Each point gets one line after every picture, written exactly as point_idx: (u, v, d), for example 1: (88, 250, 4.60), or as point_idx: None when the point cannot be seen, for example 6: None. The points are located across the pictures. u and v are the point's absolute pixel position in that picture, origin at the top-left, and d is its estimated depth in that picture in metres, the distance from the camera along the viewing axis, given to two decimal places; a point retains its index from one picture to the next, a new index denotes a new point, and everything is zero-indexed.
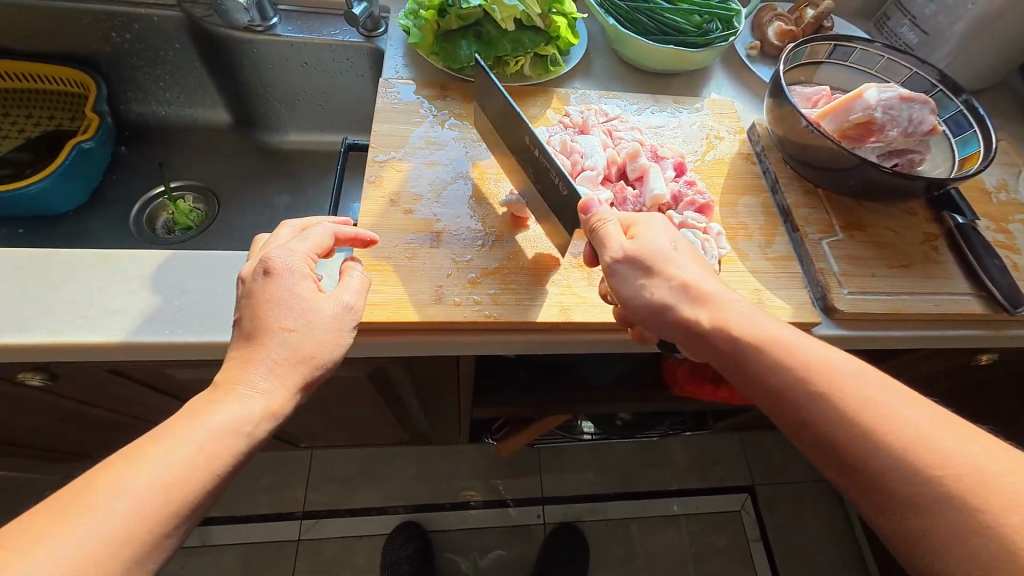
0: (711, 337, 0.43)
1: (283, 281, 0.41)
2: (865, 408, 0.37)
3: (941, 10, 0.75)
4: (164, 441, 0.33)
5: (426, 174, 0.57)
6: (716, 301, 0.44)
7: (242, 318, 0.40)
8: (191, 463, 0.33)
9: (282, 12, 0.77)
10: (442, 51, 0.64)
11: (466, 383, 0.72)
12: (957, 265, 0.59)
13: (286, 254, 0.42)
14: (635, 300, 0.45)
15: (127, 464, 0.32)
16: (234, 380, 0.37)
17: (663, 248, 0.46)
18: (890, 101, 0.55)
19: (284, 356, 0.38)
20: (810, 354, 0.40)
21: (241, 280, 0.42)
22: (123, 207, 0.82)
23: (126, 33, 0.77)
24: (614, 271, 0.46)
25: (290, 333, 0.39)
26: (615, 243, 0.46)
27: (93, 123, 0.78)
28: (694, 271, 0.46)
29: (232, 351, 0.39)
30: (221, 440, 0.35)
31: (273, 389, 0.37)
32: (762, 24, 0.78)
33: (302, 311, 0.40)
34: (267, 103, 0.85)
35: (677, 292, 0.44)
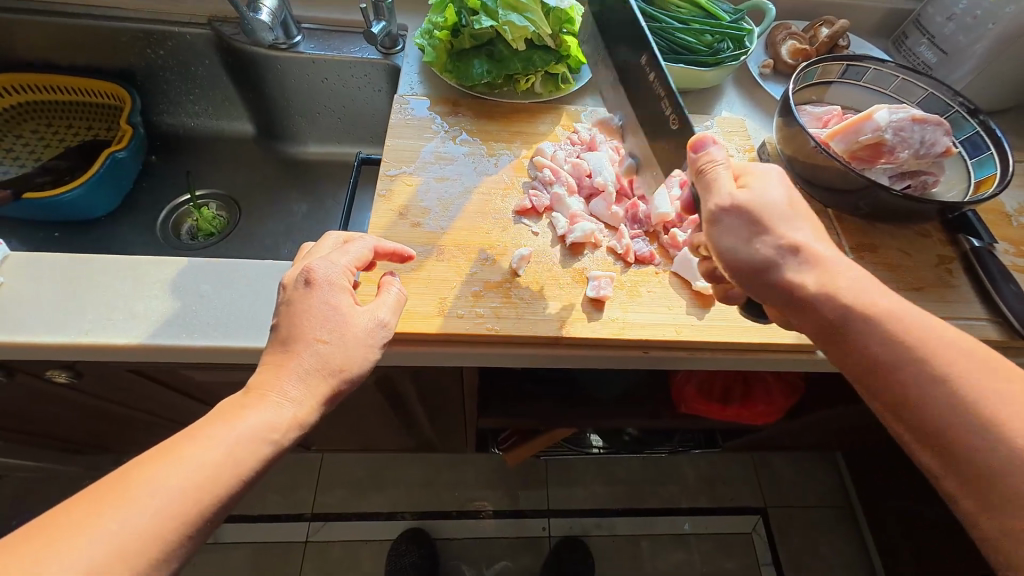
0: (822, 299, 0.41)
1: (321, 292, 0.42)
2: (955, 373, 0.37)
3: (960, 30, 0.74)
4: (200, 439, 0.35)
5: (435, 189, 0.59)
6: (828, 266, 0.41)
7: (278, 323, 0.41)
8: (219, 465, 0.35)
9: (305, 30, 0.81)
10: (455, 69, 0.66)
11: (471, 393, 0.73)
12: (972, 289, 0.58)
13: (328, 266, 0.43)
14: (736, 254, 0.42)
15: (161, 462, 0.34)
16: (267, 389, 0.38)
17: (777, 203, 0.42)
18: (901, 122, 0.54)
19: (315, 368, 0.39)
20: (914, 320, 0.39)
21: (284, 285, 0.43)
22: (151, 213, 0.86)
23: (160, 50, 0.81)
24: (719, 218, 0.42)
25: (324, 344, 0.40)
26: (723, 187, 0.42)
27: (127, 134, 0.82)
28: (806, 230, 0.42)
29: (266, 357, 0.41)
30: (247, 445, 0.36)
31: (302, 399, 0.39)
32: (775, 43, 0.78)
33: (337, 323, 0.41)
34: (290, 115, 0.88)
35: (786, 249, 0.41)
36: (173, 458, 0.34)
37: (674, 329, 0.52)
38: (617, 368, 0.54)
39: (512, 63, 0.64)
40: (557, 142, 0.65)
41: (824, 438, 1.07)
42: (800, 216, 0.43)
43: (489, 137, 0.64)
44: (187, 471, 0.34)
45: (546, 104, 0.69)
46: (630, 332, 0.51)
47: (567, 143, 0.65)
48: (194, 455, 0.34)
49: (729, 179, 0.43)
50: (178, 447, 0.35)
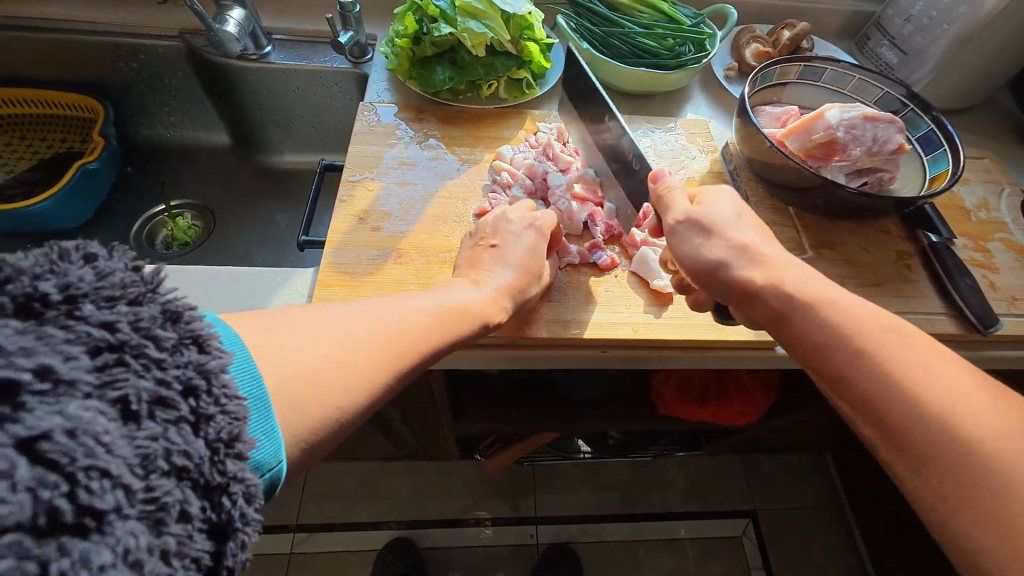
0: (763, 296, 0.44)
1: (533, 233, 0.52)
2: (899, 363, 0.37)
3: (918, 31, 0.75)
4: (425, 292, 0.45)
5: (396, 194, 0.59)
6: (772, 263, 0.45)
7: (495, 239, 0.52)
8: (427, 317, 0.42)
9: (277, 41, 0.82)
10: (418, 76, 0.67)
11: (444, 398, 0.73)
12: (930, 285, 0.58)
13: (545, 218, 0.54)
14: (692, 258, 0.47)
15: (391, 298, 0.42)
16: (483, 271, 0.49)
17: (726, 215, 0.48)
18: (853, 120, 0.56)
19: (518, 282, 0.49)
20: (859, 312, 0.40)
21: (502, 217, 0.53)
22: (125, 224, 0.86)
23: (133, 63, 0.82)
24: (675, 232, 0.49)
25: (529, 267, 0.50)
26: (679, 206, 0.49)
27: (98, 145, 0.82)
28: (757, 237, 0.47)
29: (478, 257, 0.51)
30: (452, 314, 0.43)
31: (499, 303, 0.47)
32: (739, 46, 0.79)
33: (538, 257, 0.51)
34: (264, 125, 0.89)
35: (735, 252, 0.46)
36: (387, 302, 0.41)
37: (631, 328, 0.52)
38: (578, 368, 0.55)
39: (474, 69, 0.65)
40: (518, 146, 0.66)
41: (808, 439, 1.07)
42: (753, 226, 0.48)
43: (452, 142, 0.65)
44: (404, 319, 0.40)
45: (510, 109, 0.69)
46: (587, 331, 0.51)
47: (527, 146, 0.66)
48: (414, 308, 0.42)
49: (684, 200, 0.49)
50: (394, 300, 0.42)
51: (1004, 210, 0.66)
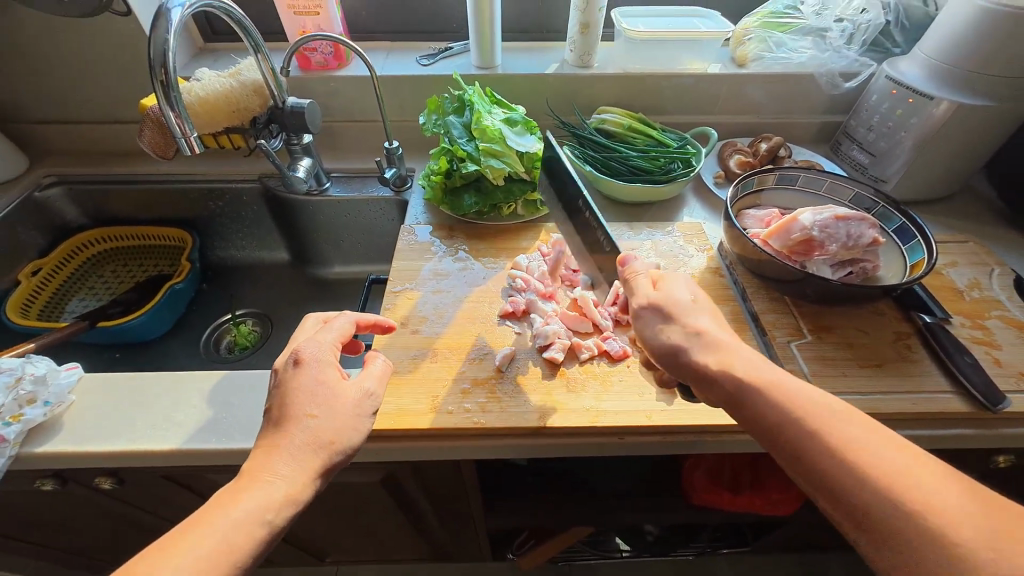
0: (719, 381, 0.46)
1: (310, 371, 0.49)
2: (834, 432, 0.40)
3: (881, 137, 0.86)
4: (301, 411, 0.47)
5: (432, 300, 0.69)
6: (728, 351, 0.46)
7: (273, 406, 0.48)
8: (275, 489, 0.42)
9: (334, 177, 0.99)
10: (449, 202, 0.80)
11: (475, 489, 0.76)
12: (932, 363, 0.61)
13: (316, 347, 0.52)
14: (653, 343, 0.50)
15: (268, 459, 0.44)
16: (330, 399, 0.48)
17: (684, 301, 0.50)
18: (825, 221, 0.63)
19: (307, 442, 0.45)
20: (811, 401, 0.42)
21: (277, 371, 0.51)
22: (198, 332, 0.99)
23: (219, 201, 1.01)
24: (639, 316, 0.51)
25: (314, 418, 0.46)
26: (640, 292, 0.52)
27: (186, 269, 0.98)
28: (712, 323, 0.49)
29: (260, 440, 0.46)
30: (307, 457, 0.44)
31: (293, 475, 0.43)
32: (724, 158, 0.92)
33: (328, 397, 0.48)
34: (319, 244, 1.05)
35: (690, 337, 0.48)
36: (238, 503, 0.40)
37: (645, 415, 0.56)
38: (599, 455, 0.58)
39: (495, 194, 0.78)
40: (533, 254, 0.76)
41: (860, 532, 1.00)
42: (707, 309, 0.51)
43: (478, 254, 0.76)
44: (247, 514, 0.40)
45: (527, 223, 0.82)
46: (604, 419, 0.56)
47: (539, 254, 0.76)
48: (257, 498, 0.41)
49: (647, 284, 0.53)
50: (246, 492, 0.41)
51: (997, 288, 0.70)
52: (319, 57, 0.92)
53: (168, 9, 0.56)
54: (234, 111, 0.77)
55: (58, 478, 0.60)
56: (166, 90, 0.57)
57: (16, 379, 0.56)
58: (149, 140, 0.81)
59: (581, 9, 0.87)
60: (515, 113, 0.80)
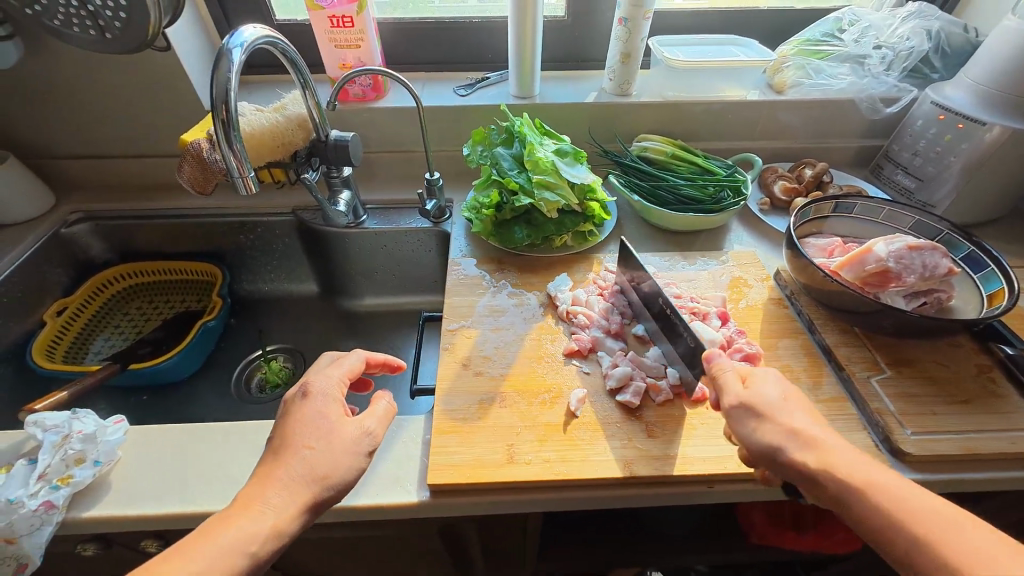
0: (822, 484, 0.43)
1: (315, 403, 0.50)
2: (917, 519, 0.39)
3: (927, 161, 0.86)
4: (297, 444, 0.47)
5: (492, 338, 0.66)
6: (823, 446, 0.45)
7: (274, 435, 0.49)
8: (254, 523, 0.42)
9: (370, 209, 0.97)
10: (498, 234, 0.78)
11: (534, 537, 0.71)
12: (1021, 398, 0.59)
13: (324, 381, 0.52)
14: (749, 443, 0.47)
15: (263, 485, 0.44)
16: (326, 434, 0.48)
17: (774, 399, 0.49)
18: (900, 251, 0.62)
19: (301, 474, 0.45)
20: (905, 495, 0.41)
21: (285, 401, 0.52)
22: (227, 369, 0.95)
23: (251, 234, 0.99)
24: (731, 413, 0.49)
25: (310, 451, 0.46)
26: (730, 389, 0.50)
27: (217, 305, 0.95)
28: (806, 418, 0.48)
29: (258, 467, 0.46)
30: (297, 490, 0.44)
31: (282, 507, 0.43)
32: (768, 184, 0.91)
33: (328, 431, 0.48)
34: (352, 276, 1.02)
35: (785, 434, 0.46)
36: (225, 530, 0.41)
37: (734, 462, 0.53)
38: (684, 504, 0.55)
39: (547, 226, 0.76)
40: (588, 287, 0.74)
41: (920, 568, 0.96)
42: (798, 407, 0.49)
43: (533, 288, 0.74)
44: (229, 545, 0.40)
45: (578, 254, 0.80)
46: (692, 467, 0.53)
47: (596, 287, 0.73)
48: (243, 528, 0.41)
49: (735, 379, 0.51)
50: (234, 521, 0.41)
51: None
52: (358, 89, 0.91)
53: (230, 50, 0.55)
54: (278, 145, 0.76)
55: (101, 541, 0.56)
56: (226, 129, 0.55)
57: (64, 437, 0.53)
58: (188, 176, 0.79)
59: (623, 39, 0.87)
60: (565, 143, 0.79)
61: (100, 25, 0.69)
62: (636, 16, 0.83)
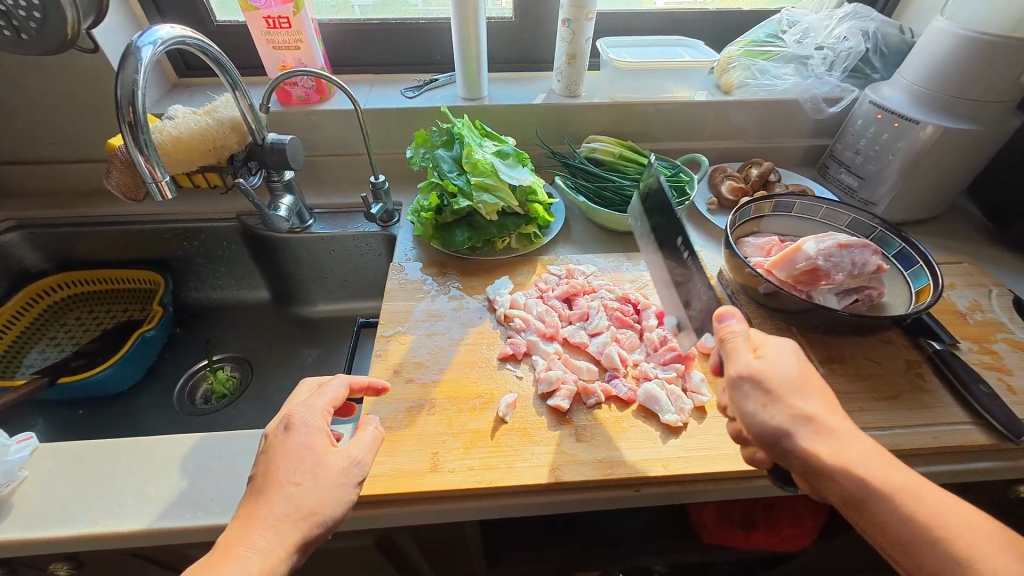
0: (837, 479, 0.40)
1: (298, 436, 0.46)
2: (906, 499, 0.39)
3: (868, 160, 0.87)
4: (286, 479, 0.43)
5: (426, 344, 0.65)
6: (837, 438, 0.42)
7: (256, 474, 0.44)
8: (249, 568, 0.38)
9: (317, 214, 0.95)
10: (440, 237, 0.77)
11: (476, 544, 0.70)
12: (946, 392, 0.60)
13: (307, 410, 0.48)
14: (756, 423, 0.43)
15: (249, 528, 0.40)
16: (317, 467, 0.44)
17: (791, 377, 0.44)
18: (829, 250, 0.62)
19: (287, 512, 0.41)
20: (891, 477, 0.40)
21: (266, 435, 0.47)
22: (170, 380, 0.91)
23: (195, 241, 0.96)
24: (736, 386, 0.45)
25: (296, 487, 0.43)
26: (741, 357, 0.45)
27: (157, 314, 0.91)
28: (818, 402, 0.43)
29: (239, 509, 0.42)
30: (288, 528, 0.41)
31: (269, 549, 0.39)
32: (716, 184, 0.91)
33: (313, 464, 0.44)
34: (303, 283, 1.00)
35: (798, 420, 0.42)
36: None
37: (661, 464, 0.53)
38: (615, 509, 0.54)
39: (488, 229, 0.76)
40: (528, 290, 0.73)
41: None
42: (814, 388, 0.44)
43: (473, 291, 0.73)
44: None
45: (522, 257, 0.79)
46: (618, 471, 0.52)
47: (535, 291, 0.73)
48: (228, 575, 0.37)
49: (747, 347, 0.45)
50: (217, 569, 0.37)
51: (998, 309, 0.70)
52: (300, 91, 0.89)
53: (138, 48, 0.53)
54: (210, 149, 0.74)
55: (8, 566, 0.54)
56: (134, 132, 0.53)
57: None
58: (116, 182, 0.75)
59: (567, 40, 0.86)
60: (506, 145, 0.79)
61: (14, 25, 0.66)
62: (579, 17, 0.82)
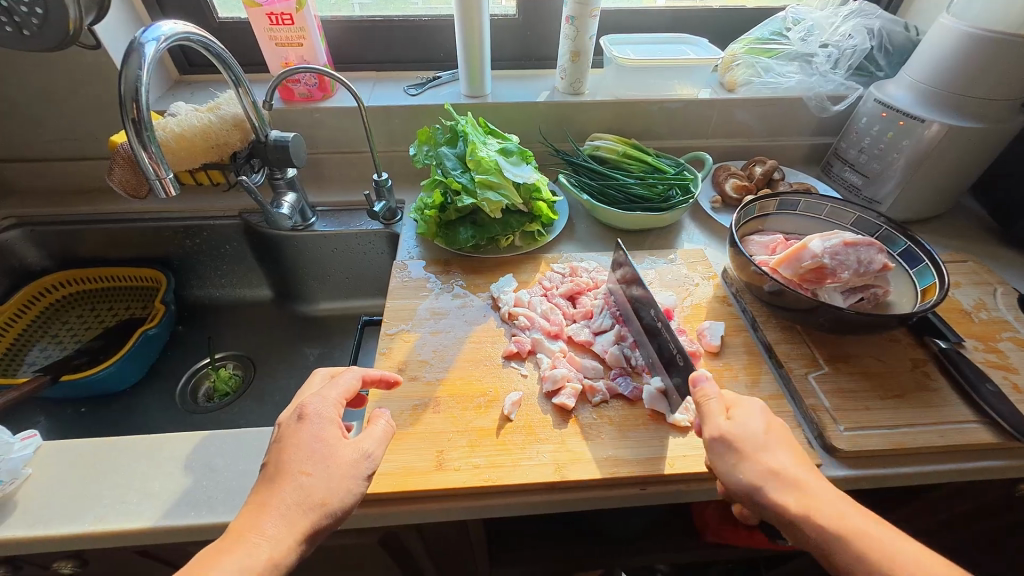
0: (802, 529, 0.41)
1: (311, 426, 0.46)
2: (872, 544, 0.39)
3: (873, 158, 0.87)
4: (298, 468, 0.43)
5: (430, 342, 0.65)
6: (807, 488, 0.42)
7: (268, 462, 0.44)
8: (257, 557, 0.38)
9: (320, 212, 0.94)
10: (444, 235, 0.76)
11: (480, 543, 0.70)
12: (952, 390, 0.60)
13: (320, 401, 0.48)
14: (729, 477, 0.44)
15: (260, 515, 0.40)
16: (330, 457, 0.44)
17: (756, 433, 0.45)
18: (836, 248, 0.62)
19: (297, 502, 0.41)
20: (851, 521, 0.40)
21: (279, 424, 0.47)
22: (173, 378, 0.91)
23: (197, 239, 0.95)
24: (709, 446, 0.45)
25: (307, 477, 0.42)
26: (713, 419, 0.46)
27: (160, 312, 0.91)
28: (788, 457, 0.44)
29: (251, 497, 0.42)
30: (299, 516, 0.41)
31: (279, 537, 0.39)
32: (720, 182, 0.91)
33: (324, 456, 0.44)
34: (305, 281, 1.00)
35: (767, 474, 0.43)
36: (217, 566, 0.37)
37: (668, 462, 0.53)
38: (621, 508, 0.54)
39: (492, 227, 0.76)
40: (532, 289, 0.73)
41: None
42: (780, 439, 0.46)
43: (477, 289, 0.73)
44: None
45: (526, 254, 0.79)
46: (625, 469, 0.52)
47: (539, 289, 0.72)
48: (236, 563, 0.37)
49: (720, 410, 0.47)
50: (228, 557, 0.37)
51: (1003, 307, 0.70)
52: (303, 88, 0.89)
53: (142, 44, 0.52)
54: (213, 146, 0.73)
55: (11, 564, 0.53)
56: (138, 129, 0.53)
57: None
58: (119, 180, 0.75)
59: (571, 37, 0.86)
60: (510, 142, 0.79)
61: (16, 21, 0.65)
62: (583, 14, 0.82)
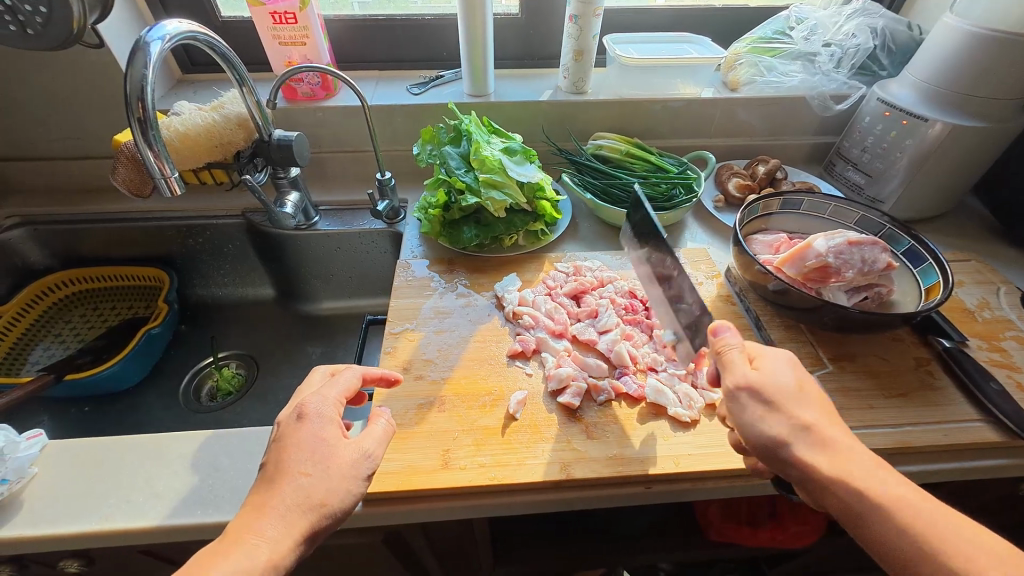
0: (829, 482, 0.41)
1: (311, 426, 0.46)
2: (898, 503, 0.39)
3: (876, 157, 0.87)
4: (296, 468, 0.43)
5: (435, 341, 0.65)
6: (835, 447, 0.42)
7: (268, 462, 0.44)
8: (254, 560, 0.38)
9: (322, 211, 0.95)
10: (448, 234, 0.76)
11: (484, 541, 0.70)
12: (956, 389, 0.60)
13: (320, 401, 0.48)
14: (753, 429, 0.43)
15: (259, 515, 0.40)
16: (330, 458, 0.44)
17: (787, 387, 0.44)
18: (840, 247, 0.62)
19: (297, 502, 0.41)
20: (878, 479, 0.41)
21: (279, 423, 0.47)
22: (176, 377, 0.91)
23: (200, 238, 0.95)
24: (733, 397, 0.45)
25: (307, 478, 0.42)
26: (738, 369, 0.45)
27: (163, 311, 0.91)
28: (817, 414, 0.44)
29: (249, 497, 0.42)
30: (297, 518, 0.41)
31: (278, 538, 0.39)
32: (723, 181, 0.91)
33: (324, 456, 0.44)
34: (307, 280, 1.00)
35: (796, 428, 0.43)
36: (217, 568, 0.36)
37: (673, 461, 0.53)
38: (626, 506, 0.54)
39: (496, 226, 0.76)
40: (535, 288, 0.73)
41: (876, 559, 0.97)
42: (812, 400, 0.45)
43: (481, 288, 0.73)
44: None
45: (530, 253, 0.79)
46: (631, 468, 0.52)
47: (542, 289, 0.72)
48: (236, 565, 0.37)
49: (744, 360, 0.46)
50: (228, 557, 0.37)
51: (1006, 306, 0.70)
52: (306, 87, 0.89)
53: (148, 43, 0.52)
54: (216, 145, 0.73)
55: (17, 563, 0.54)
56: (144, 128, 0.53)
57: None
58: (123, 179, 0.75)
59: (575, 36, 0.86)
60: (513, 142, 0.79)
61: (20, 21, 0.65)
62: (586, 13, 0.82)
